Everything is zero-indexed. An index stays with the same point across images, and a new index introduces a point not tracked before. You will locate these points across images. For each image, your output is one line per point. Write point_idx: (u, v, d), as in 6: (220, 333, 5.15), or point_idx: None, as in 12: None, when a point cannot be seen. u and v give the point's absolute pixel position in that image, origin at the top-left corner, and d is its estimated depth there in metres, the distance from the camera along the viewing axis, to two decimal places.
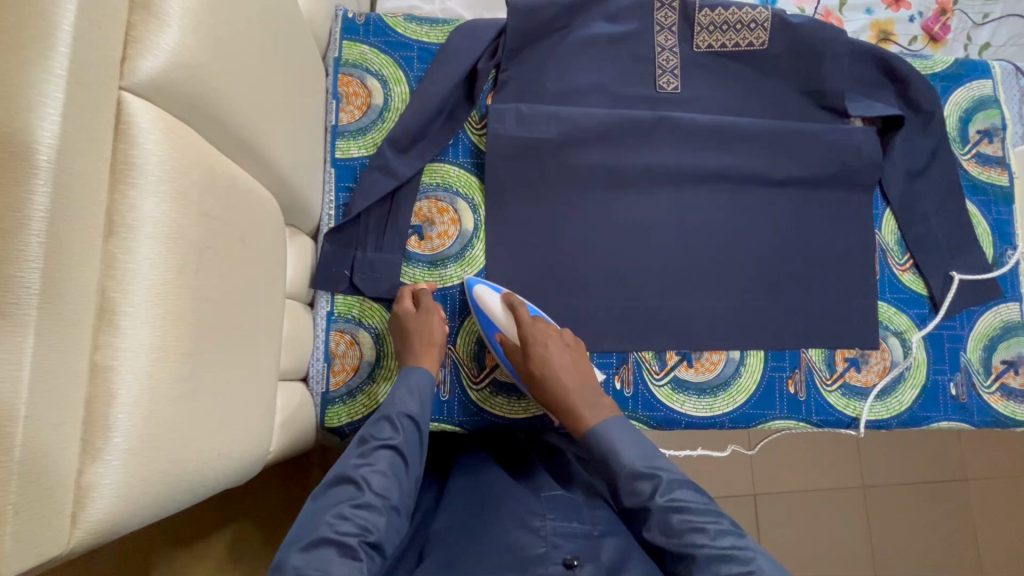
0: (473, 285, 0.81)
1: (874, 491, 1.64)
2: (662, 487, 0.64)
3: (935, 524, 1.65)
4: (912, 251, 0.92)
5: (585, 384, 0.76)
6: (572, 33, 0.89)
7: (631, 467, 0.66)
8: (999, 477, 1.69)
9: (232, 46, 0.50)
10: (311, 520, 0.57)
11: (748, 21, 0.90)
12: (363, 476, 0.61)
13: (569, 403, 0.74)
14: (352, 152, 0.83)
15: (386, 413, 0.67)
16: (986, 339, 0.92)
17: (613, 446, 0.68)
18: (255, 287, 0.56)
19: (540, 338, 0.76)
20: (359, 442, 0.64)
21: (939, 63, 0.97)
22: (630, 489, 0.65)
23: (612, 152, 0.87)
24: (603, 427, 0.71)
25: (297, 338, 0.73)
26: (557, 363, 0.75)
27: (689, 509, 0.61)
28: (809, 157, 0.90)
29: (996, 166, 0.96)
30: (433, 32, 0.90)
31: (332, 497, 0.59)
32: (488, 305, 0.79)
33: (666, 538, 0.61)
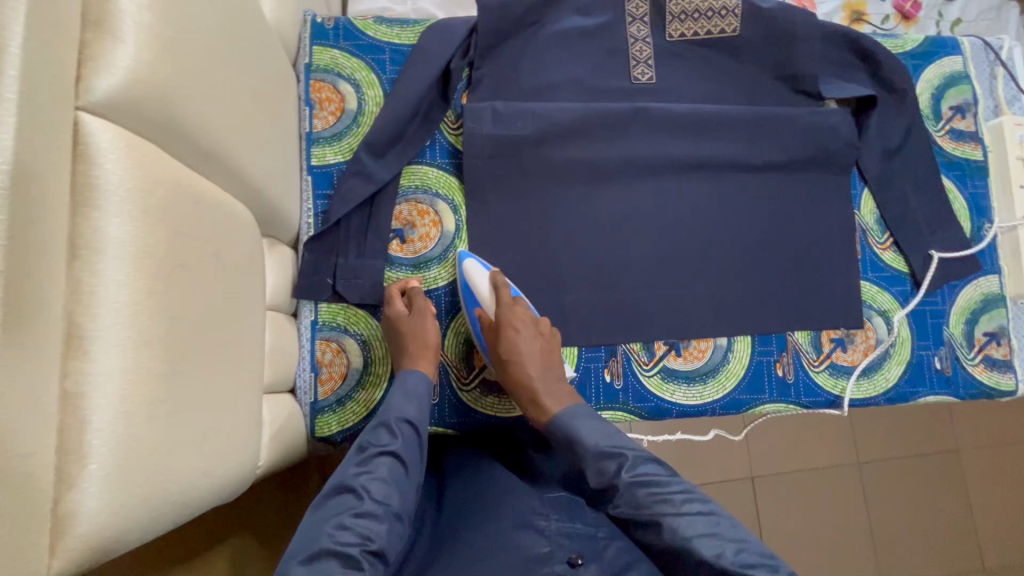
0: (463, 258, 0.81)
1: (869, 467, 1.66)
2: (627, 463, 0.64)
3: (930, 496, 1.68)
4: (892, 230, 0.93)
5: (549, 374, 0.76)
6: (544, 28, 0.89)
7: (595, 447, 0.66)
8: (987, 446, 1.73)
9: (193, 58, 0.49)
10: (311, 532, 0.56)
11: (718, 9, 0.90)
12: (363, 484, 0.60)
13: (530, 390, 0.74)
14: (328, 158, 0.83)
15: (384, 420, 0.66)
16: (968, 312, 0.93)
17: (577, 431, 0.69)
18: (234, 302, 0.55)
19: (512, 322, 0.75)
20: (358, 451, 0.64)
21: (909, 41, 0.98)
22: (596, 469, 0.65)
23: (590, 146, 0.87)
24: (568, 414, 0.71)
25: (281, 349, 0.72)
26: (526, 352, 0.75)
27: (655, 480, 0.62)
28: (787, 141, 0.91)
29: (970, 141, 0.97)
30: (404, 32, 0.89)
31: (333, 507, 0.59)
32: (474, 280, 0.79)
33: (634, 512, 0.61)
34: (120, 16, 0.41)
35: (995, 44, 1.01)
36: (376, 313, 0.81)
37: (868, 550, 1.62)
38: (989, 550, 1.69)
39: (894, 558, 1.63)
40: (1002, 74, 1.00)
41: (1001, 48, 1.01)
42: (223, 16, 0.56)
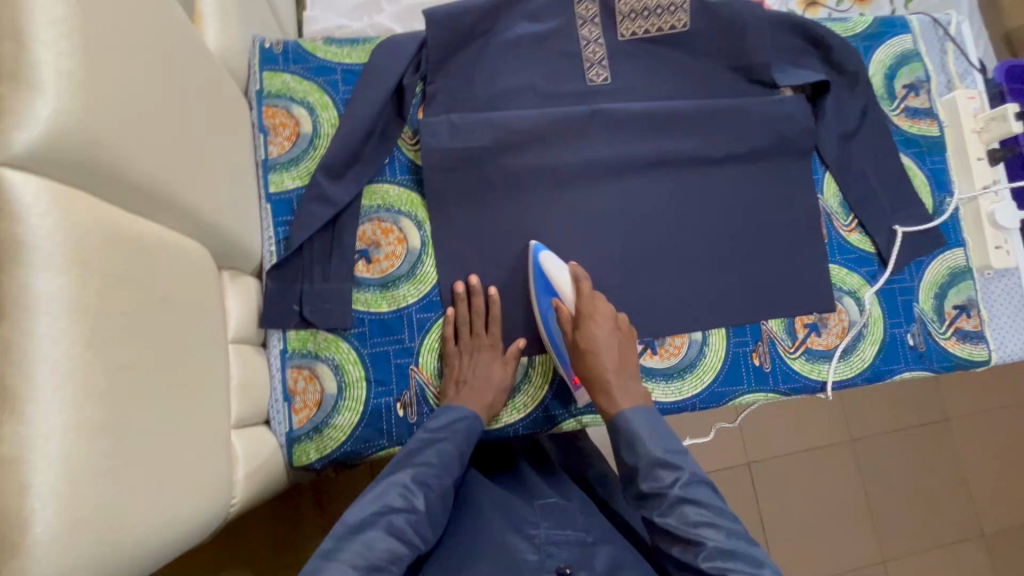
0: (537, 250, 0.83)
1: (863, 444, 1.68)
2: (683, 480, 0.68)
3: (925, 467, 1.70)
4: (855, 212, 0.94)
5: (624, 371, 0.79)
6: (496, 37, 0.89)
7: (654, 454, 0.70)
8: (976, 413, 1.76)
9: (125, 101, 0.48)
10: (370, 518, 0.64)
11: (667, 5, 0.90)
12: (421, 492, 0.67)
13: (603, 382, 0.76)
14: (286, 184, 0.82)
15: (452, 440, 0.73)
16: (937, 287, 0.94)
17: (638, 434, 0.72)
18: (188, 342, 0.54)
19: (593, 314, 0.79)
20: (421, 457, 0.70)
21: (859, 24, 0.99)
22: (651, 476, 0.69)
23: (550, 151, 0.87)
24: (636, 413, 0.74)
25: (250, 382, 0.72)
26: (603, 343, 0.78)
27: (705, 505, 0.67)
28: (744, 133, 0.91)
29: (925, 117, 0.98)
30: (354, 51, 0.88)
31: (390, 500, 0.66)
32: (552, 272, 0.81)
33: (679, 526, 0.66)
34: (37, 68, 0.40)
35: (943, 19, 1.02)
36: (346, 336, 0.80)
37: (867, 527, 1.63)
38: (985, 515, 1.71)
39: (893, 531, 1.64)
40: (952, 49, 1.01)
41: (949, 24, 1.02)
42: (160, 54, 0.55)
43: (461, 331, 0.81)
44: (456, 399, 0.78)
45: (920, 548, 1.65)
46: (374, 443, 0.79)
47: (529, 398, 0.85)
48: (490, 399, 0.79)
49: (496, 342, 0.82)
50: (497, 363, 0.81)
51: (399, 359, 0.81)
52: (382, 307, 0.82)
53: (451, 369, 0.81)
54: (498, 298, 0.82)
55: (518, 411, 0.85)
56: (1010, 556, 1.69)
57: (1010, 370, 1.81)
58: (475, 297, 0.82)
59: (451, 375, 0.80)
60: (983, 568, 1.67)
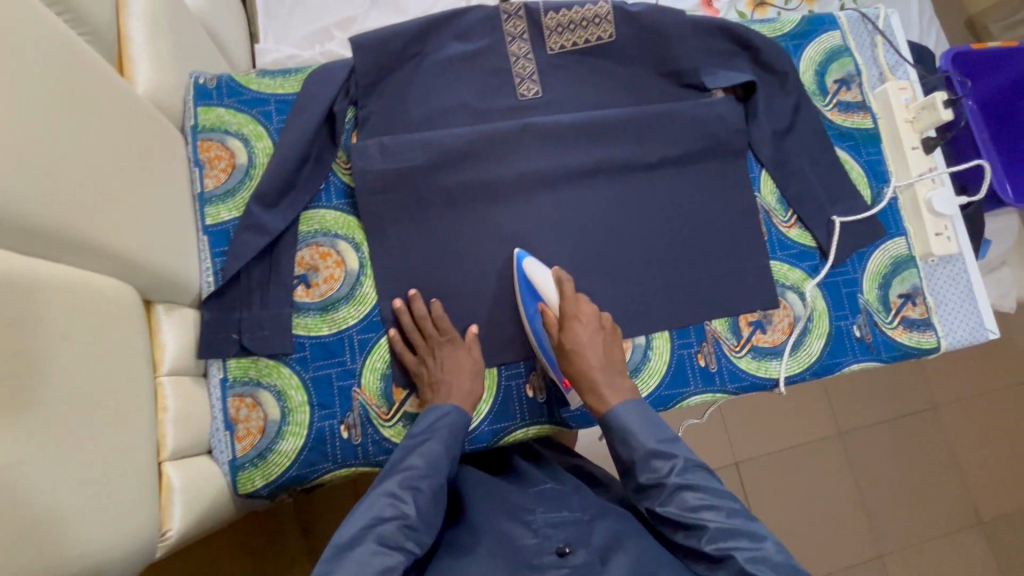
0: (520, 258, 0.85)
1: (851, 436, 1.67)
2: (678, 467, 0.71)
3: (914, 456, 1.68)
4: (794, 207, 0.95)
5: (612, 368, 0.80)
6: (426, 58, 0.90)
7: (648, 447, 0.72)
8: (962, 399, 1.74)
9: (13, 151, 0.50)
10: (360, 531, 0.63)
11: (592, 17, 0.92)
12: (410, 496, 0.67)
13: (592, 379, 0.78)
14: (222, 216, 0.83)
15: (434, 441, 0.73)
16: (880, 277, 0.94)
17: (631, 429, 0.74)
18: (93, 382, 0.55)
19: (577, 313, 0.80)
20: (405, 463, 0.71)
21: (787, 23, 1.01)
22: (648, 468, 0.72)
23: (483, 167, 0.88)
24: (624, 408, 0.76)
25: (186, 413, 0.72)
26: (588, 342, 0.79)
27: (702, 488, 0.70)
28: (676, 137, 0.92)
29: (858, 111, 0.99)
30: (287, 81, 0.90)
31: (379, 510, 0.65)
32: (532, 277, 0.84)
33: (680, 513, 0.69)
34: None
35: (872, 14, 1.04)
36: (288, 361, 0.81)
37: (859, 520, 1.61)
38: (980, 501, 1.69)
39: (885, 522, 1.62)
40: (882, 43, 1.02)
41: (878, 18, 1.03)
42: (61, 100, 0.57)
43: (414, 338, 0.82)
44: (437, 400, 0.79)
45: (912, 539, 1.63)
46: (320, 466, 0.80)
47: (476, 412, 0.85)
48: (469, 386, 0.80)
49: (455, 335, 0.82)
50: (464, 353, 0.82)
51: (342, 381, 0.82)
52: (323, 330, 0.83)
53: (423, 374, 0.81)
54: (439, 302, 0.84)
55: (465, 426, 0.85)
56: (1007, 542, 1.67)
57: (995, 352, 1.79)
58: (413, 303, 0.83)
59: (426, 378, 0.81)
60: (980, 556, 1.65)
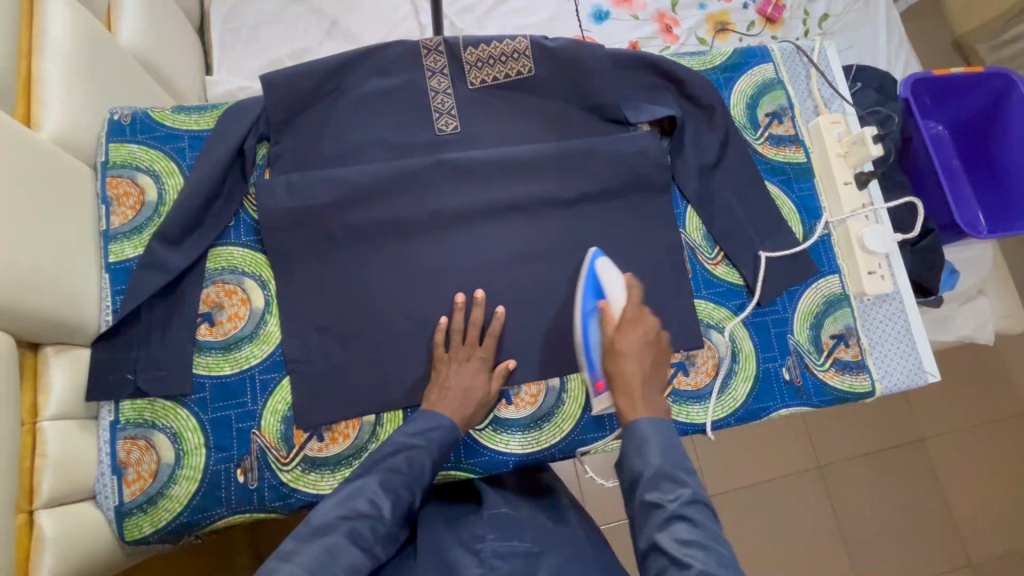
0: (597, 255, 0.84)
1: (831, 469, 1.60)
2: (685, 497, 0.66)
3: (899, 490, 1.61)
4: (720, 244, 0.92)
5: (654, 383, 0.75)
6: (343, 94, 0.90)
7: (663, 466, 0.68)
8: (952, 431, 1.66)
9: None
10: (334, 521, 0.67)
11: (511, 52, 0.91)
12: (387, 498, 0.70)
13: (628, 387, 0.74)
14: (126, 253, 0.83)
15: (422, 449, 0.74)
16: (812, 317, 0.90)
17: (651, 442, 0.70)
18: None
19: (637, 319, 0.77)
20: (393, 463, 0.72)
21: (717, 56, 0.99)
22: (654, 485, 0.67)
23: (395, 204, 0.87)
24: (652, 422, 0.71)
25: (67, 459, 0.71)
26: (639, 350, 0.75)
27: (702, 527, 0.63)
28: (597, 172, 0.91)
29: (790, 144, 0.97)
30: (202, 118, 0.90)
31: (357, 504, 0.68)
32: (606, 277, 0.81)
33: (669, 543, 0.63)
34: None
35: (806, 46, 1.02)
36: (186, 404, 0.80)
37: (839, 558, 1.54)
38: (972, 541, 1.59)
39: (867, 560, 1.55)
40: (817, 75, 1.00)
41: (813, 50, 1.01)
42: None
43: (454, 338, 0.82)
44: (438, 403, 0.78)
45: None
46: (212, 512, 0.77)
47: None
48: (470, 411, 0.79)
49: (489, 357, 0.82)
50: (483, 377, 0.81)
51: (241, 424, 0.80)
52: (224, 370, 0.81)
53: (438, 374, 0.81)
54: (502, 315, 0.84)
55: None
56: None
57: (987, 382, 1.70)
58: (474, 308, 0.83)
59: (436, 381, 0.80)
60: None
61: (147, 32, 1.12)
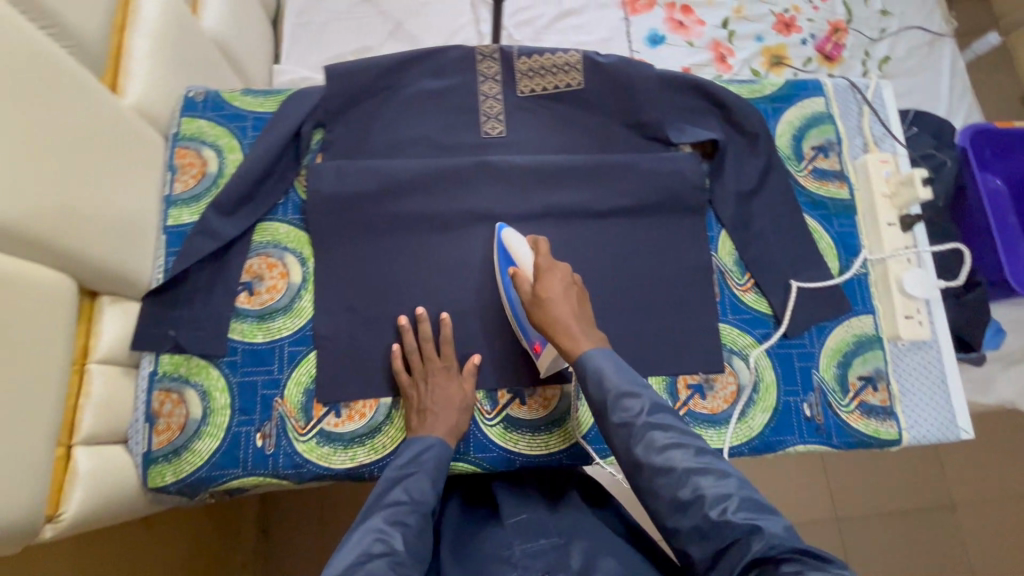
0: (501, 228, 0.87)
1: (850, 523, 1.53)
2: (647, 407, 0.70)
3: (923, 557, 1.52)
4: (751, 271, 0.91)
5: (585, 320, 0.78)
6: (398, 91, 0.94)
7: (621, 387, 0.71)
8: (988, 503, 1.57)
9: None
10: (349, 568, 0.61)
11: (562, 65, 0.94)
12: (398, 532, 0.65)
13: (567, 329, 0.76)
14: (184, 218, 0.89)
15: (415, 474, 0.72)
16: (840, 355, 0.88)
17: (606, 371, 0.73)
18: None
19: (549, 267, 0.79)
20: (391, 498, 0.69)
21: (768, 86, 0.99)
22: (620, 407, 0.70)
23: (434, 199, 0.90)
24: (597, 353, 0.74)
25: (108, 401, 0.76)
26: (562, 294, 0.78)
27: (672, 428, 0.68)
28: (635, 188, 0.92)
29: (835, 179, 0.95)
30: (267, 101, 0.96)
31: (368, 546, 0.63)
32: (512, 246, 0.84)
33: (649, 453, 0.67)
34: None
35: (861, 84, 1.01)
36: (218, 364, 0.84)
37: None
38: None
39: None
40: (869, 113, 0.99)
41: (868, 88, 1.00)
42: (7, 100, 0.62)
43: (412, 360, 0.83)
44: (421, 429, 0.79)
45: None
46: (228, 471, 0.81)
47: (388, 439, 0.83)
48: (455, 419, 0.80)
49: (450, 363, 0.83)
50: (455, 383, 0.82)
51: (266, 390, 0.84)
52: (257, 338, 0.86)
53: (412, 400, 0.82)
54: (448, 321, 0.85)
55: (376, 453, 0.83)
56: None
57: None
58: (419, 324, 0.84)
59: (412, 406, 0.81)
60: None
61: (226, 19, 1.21)
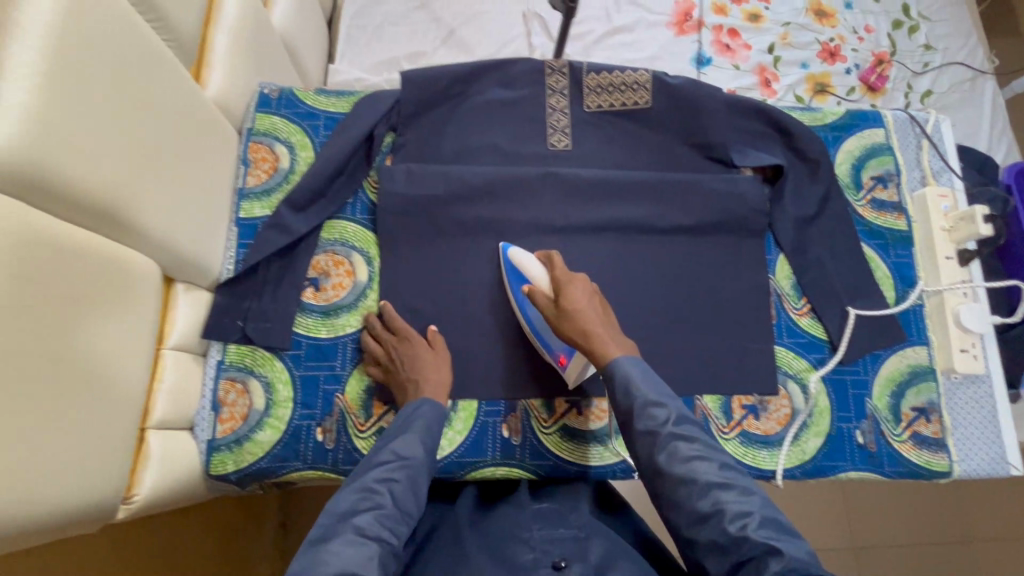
0: (506, 249, 0.88)
1: (868, 552, 1.52)
2: (674, 417, 0.69)
3: None
4: (808, 296, 0.92)
5: (612, 328, 0.79)
6: (468, 99, 0.96)
7: (648, 396, 0.71)
8: (1009, 541, 1.55)
9: (83, 140, 0.58)
10: (336, 523, 0.61)
11: (631, 83, 0.96)
12: (386, 489, 0.65)
13: (594, 335, 0.76)
14: (256, 212, 0.90)
15: (406, 432, 0.72)
16: (894, 384, 0.89)
17: (634, 379, 0.72)
18: (92, 344, 0.60)
19: (570, 280, 0.80)
20: (381, 455, 0.69)
21: (829, 114, 1.01)
22: (645, 415, 0.70)
23: (500, 207, 0.92)
24: (626, 360, 0.74)
25: (179, 387, 0.77)
26: (586, 303, 0.78)
27: (698, 440, 0.68)
28: (698, 208, 0.93)
29: (893, 211, 0.97)
30: (339, 102, 0.99)
31: (356, 503, 0.63)
32: (523, 262, 0.85)
33: (672, 463, 0.66)
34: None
35: (921, 117, 1.02)
36: (283, 357, 0.85)
37: None
38: None
39: None
40: (928, 147, 1.00)
41: (927, 122, 1.02)
42: (116, 88, 0.63)
43: (372, 351, 0.84)
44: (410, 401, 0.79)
45: None
46: (289, 463, 0.82)
47: (446, 441, 0.84)
48: (434, 380, 0.80)
49: (405, 333, 0.83)
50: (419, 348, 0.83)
51: (328, 385, 0.85)
52: (322, 333, 0.87)
53: (393, 382, 0.82)
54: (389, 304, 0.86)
55: None
56: None
57: None
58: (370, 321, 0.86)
59: (394, 384, 0.82)
60: None
61: (293, 19, 1.24)
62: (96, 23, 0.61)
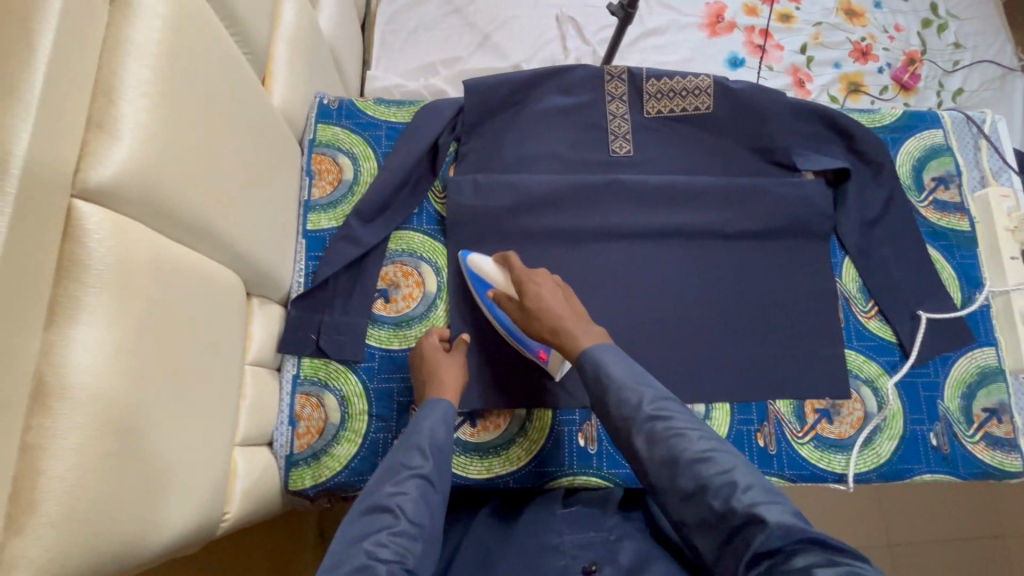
0: (466, 256, 0.87)
1: (902, 547, 1.50)
2: (647, 398, 0.67)
3: None
4: (875, 298, 0.92)
5: (581, 318, 0.77)
6: (529, 106, 0.96)
7: (619, 380, 0.69)
8: None
9: (188, 158, 0.57)
10: (349, 548, 0.59)
11: (692, 88, 0.95)
12: (397, 504, 0.62)
13: (566, 328, 0.75)
14: (322, 224, 0.90)
15: (415, 441, 0.69)
16: (964, 385, 0.89)
17: (605, 365, 0.71)
18: (194, 364, 0.60)
19: (532, 278, 0.80)
20: (388, 469, 0.66)
21: (887, 116, 1.01)
22: (619, 401, 0.68)
23: (565, 214, 0.92)
24: (598, 348, 0.73)
25: (260, 403, 0.77)
26: (551, 297, 0.78)
27: (674, 418, 0.66)
28: (763, 212, 0.93)
29: (955, 212, 0.97)
30: (400, 112, 0.98)
31: (368, 525, 0.61)
32: (481, 269, 0.85)
33: (655, 447, 0.64)
34: (120, 123, 0.49)
35: (977, 118, 1.03)
36: (356, 370, 0.85)
37: None
38: None
39: None
40: (986, 147, 1.00)
41: (984, 122, 1.02)
42: (213, 105, 0.63)
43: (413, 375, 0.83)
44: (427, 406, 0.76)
45: None
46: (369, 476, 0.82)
47: (523, 451, 0.84)
48: (450, 383, 0.78)
49: (432, 344, 0.82)
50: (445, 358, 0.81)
51: (403, 398, 0.85)
52: (394, 344, 0.87)
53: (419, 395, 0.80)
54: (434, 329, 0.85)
55: (511, 464, 0.84)
56: None
57: None
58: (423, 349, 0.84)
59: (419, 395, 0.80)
60: None
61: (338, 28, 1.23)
62: (197, 40, 0.60)
